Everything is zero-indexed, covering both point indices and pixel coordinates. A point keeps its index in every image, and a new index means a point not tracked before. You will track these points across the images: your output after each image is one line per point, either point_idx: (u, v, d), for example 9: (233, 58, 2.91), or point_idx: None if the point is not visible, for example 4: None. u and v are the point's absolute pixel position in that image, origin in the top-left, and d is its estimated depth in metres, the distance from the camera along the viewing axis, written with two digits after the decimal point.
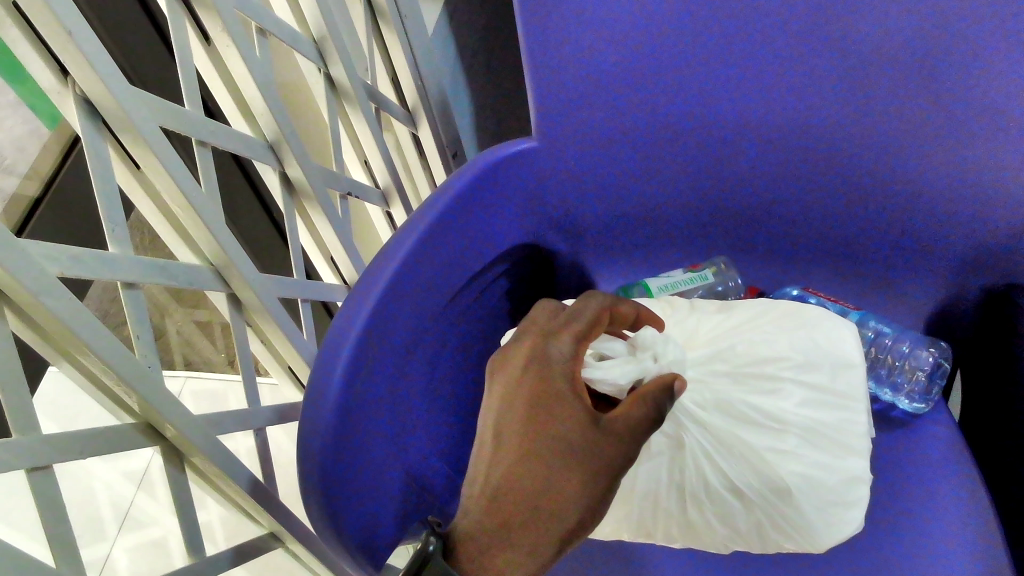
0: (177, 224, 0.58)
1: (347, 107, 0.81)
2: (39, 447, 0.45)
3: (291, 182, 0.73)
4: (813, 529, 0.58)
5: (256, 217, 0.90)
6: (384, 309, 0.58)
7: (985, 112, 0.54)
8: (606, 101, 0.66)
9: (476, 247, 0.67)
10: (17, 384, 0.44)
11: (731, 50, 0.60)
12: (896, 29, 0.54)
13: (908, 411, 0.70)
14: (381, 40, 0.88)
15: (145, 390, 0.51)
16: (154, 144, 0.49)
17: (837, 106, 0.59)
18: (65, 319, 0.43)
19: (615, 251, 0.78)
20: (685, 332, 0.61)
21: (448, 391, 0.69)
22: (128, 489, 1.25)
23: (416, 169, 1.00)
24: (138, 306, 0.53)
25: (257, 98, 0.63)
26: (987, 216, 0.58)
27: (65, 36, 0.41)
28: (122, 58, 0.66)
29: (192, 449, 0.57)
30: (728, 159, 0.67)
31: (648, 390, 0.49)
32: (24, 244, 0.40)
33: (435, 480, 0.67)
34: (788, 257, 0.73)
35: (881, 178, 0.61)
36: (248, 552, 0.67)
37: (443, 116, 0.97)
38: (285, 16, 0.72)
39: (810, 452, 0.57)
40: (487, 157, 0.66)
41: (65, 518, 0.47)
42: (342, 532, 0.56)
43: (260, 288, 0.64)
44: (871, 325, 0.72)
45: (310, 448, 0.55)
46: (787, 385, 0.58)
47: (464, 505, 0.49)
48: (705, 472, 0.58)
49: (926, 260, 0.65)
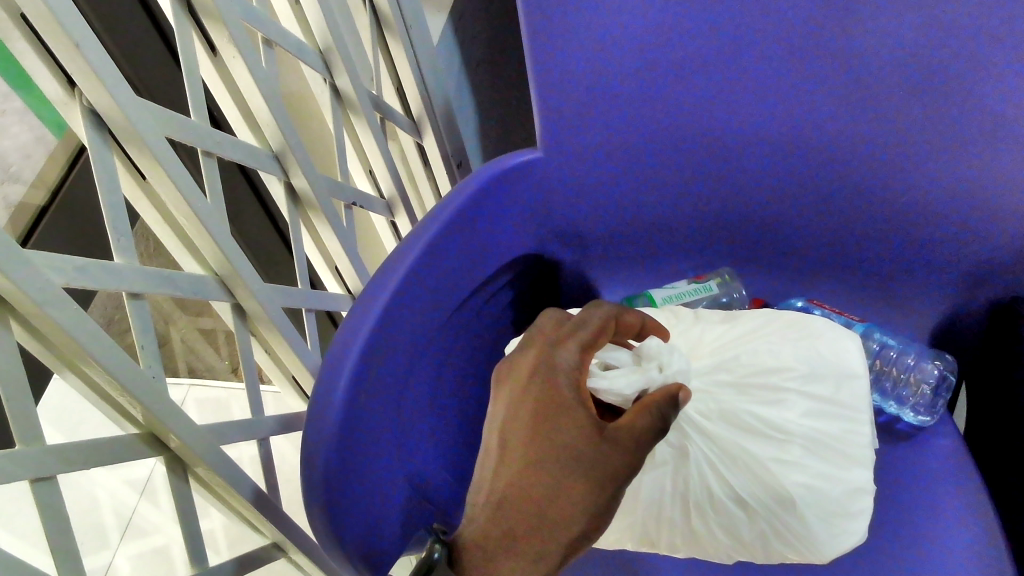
0: (182, 234, 0.58)
1: (352, 117, 0.81)
2: (41, 457, 0.45)
3: (296, 193, 0.73)
4: (819, 540, 0.57)
5: (262, 226, 0.91)
6: (388, 320, 0.58)
7: (989, 126, 0.54)
8: (610, 113, 0.66)
9: (480, 255, 0.67)
10: (21, 395, 0.44)
11: (736, 61, 0.60)
12: (898, 42, 0.54)
13: (913, 423, 0.70)
14: (387, 50, 0.88)
15: (150, 400, 0.51)
16: (159, 153, 0.49)
17: (841, 118, 0.59)
18: (68, 328, 0.43)
19: (619, 260, 0.78)
20: (689, 342, 0.61)
21: (453, 400, 0.69)
22: (131, 497, 1.24)
23: (422, 179, 1.00)
24: (143, 316, 0.53)
25: (262, 108, 0.63)
26: (993, 230, 0.58)
27: (72, 47, 0.42)
28: (127, 67, 0.66)
29: (196, 459, 0.57)
30: (732, 171, 0.67)
31: (653, 399, 0.48)
32: (28, 254, 0.40)
33: (439, 490, 0.66)
34: (793, 268, 0.73)
35: (886, 191, 0.61)
36: (251, 562, 0.67)
37: (448, 126, 0.97)
38: (292, 27, 0.73)
39: (815, 463, 0.57)
40: (493, 166, 0.66)
41: (69, 528, 0.47)
42: (345, 542, 0.56)
43: (265, 298, 0.64)
44: (876, 337, 0.72)
45: (313, 459, 0.55)
46: (791, 396, 0.57)
47: (470, 513, 0.49)
48: (709, 482, 0.58)
49: (930, 273, 0.65)
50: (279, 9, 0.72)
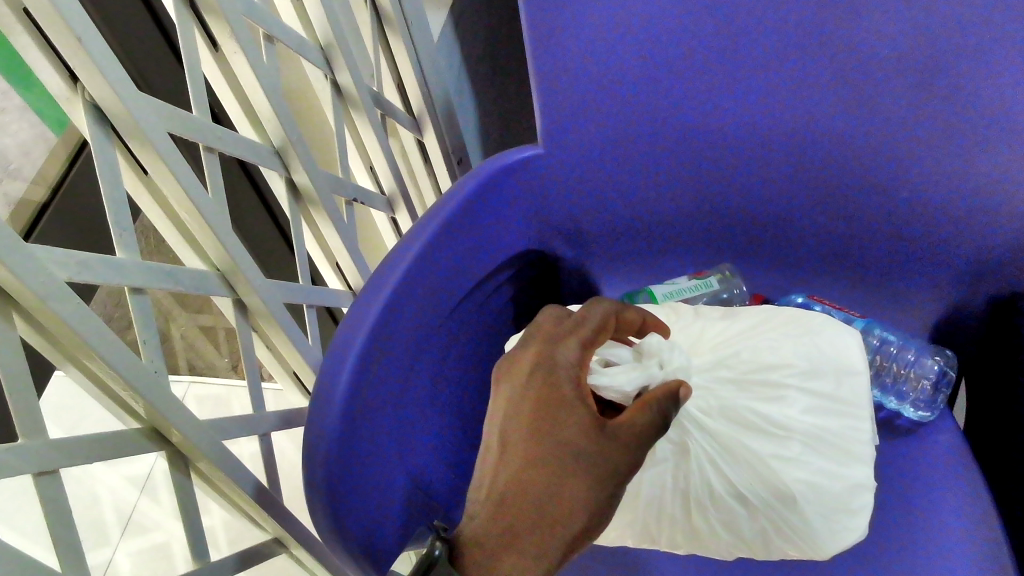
0: (184, 229, 0.58)
1: (352, 112, 0.81)
2: (44, 451, 0.45)
3: (297, 188, 0.73)
4: (819, 537, 0.57)
5: (262, 222, 0.91)
6: (389, 316, 0.58)
7: (990, 120, 0.54)
8: (611, 109, 0.66)
9: (481, 252, 0.67)
10: (24, 389, 0.44)
11: (736, 56, 0.60)
12: (898, 38, 0.54)
13: (913, 419, 0.70)
14: (388, 45, 0.88)
15: (151, 395, 0.51)
16: (161, 148, 0.49)
17: (842, 113, 0.59)
18: (71, 322, 0.43)
19: (619, 257, 0.78)
20: (689, 338, 0.61)
21: (454, 396, 0.69)
22: (131, 493, 1.25)
23: (422, 175, 1.01)
24: (144, 311, 0.53)
25: (263, 104, 0.63)
26: (992, 225, 0.58)
27: (75, 41, 0.42)
28: (127, 62, 0.66)
29: (197, 454, 0.57)
30: (732, 167, 0.67)
31: (653, 396, 0.49)
32: (32, 247, 0.40)
33: (439, 486, 0.67)
34: (794, 264, 0.73)
35: (887, 186, 0.61)
36: (252, 558, 0.67)
37: (448, 123, 0.97)
38: (293, 23, 0.72)
39: (815, 460, 0.57)
40: (493, 163, 0.66)
41: (71, 522, 0.47)
42: (346, 537, 0.56)
43: (266, 294, 0.64)
44: (877, 333, 0.72)
45: (314, 454, 0.55)
46: (791, 392, 0.57)
47: (471, 509, 0.49)
48: (709, 478, 0.58)
49: (931, 269, 0.65)
50: (280, 6, 0.72)
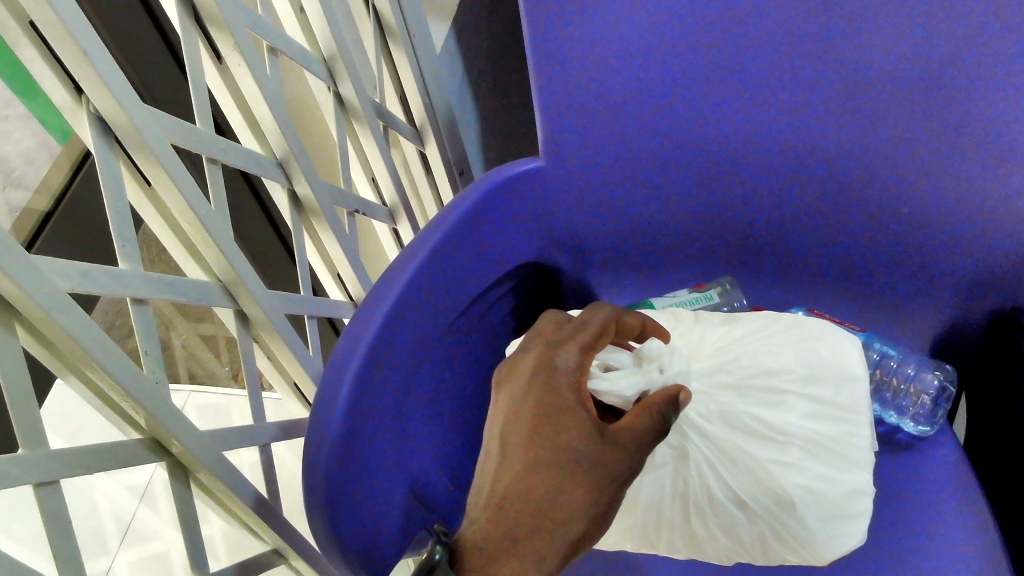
0: (186, 240, 0.58)
1: (355, 123, 0.82)
2: (44, 462, 0.45)
3: (299, 199, 0.73)
4: (818, 541, 0.57)
5: (264, 231, 0.91)
6: (392, 322, 0.58)
7: (989, 135, 0.54)
8: (613, 121, 0.66)
9: (484, 260, 0.68)
10: (25, 400, 0.44)
11: (736, 71, 0.61)
12: (895, 54, 0.55)
13: (913, 434, 0.70)
14: (389, 57, 0.89)
15: (152, 405, 0.51)
16: (164, 159, 0.50)
17: (839, 127, 0.60)
18: (74, 333, 0.43)
19: (620, 268, 0.78)
20: (690, 344, 0.61)
21: (454, 405, 0.69)
22: (131, 502, 1.24)
23: (422, 185, 1.01)
24: (147, 322, 0.53)
25: (267, 115, 0.63)
26: (991, 236, 0.59)
27: (80, 54, 0.42)
28: (132, 74, 0.67)
29: (197, 465, 0.57)
30: (733, 178, 0.67)
31: (653, 400, 0.48)
32: (36, 260, 0.41)
33: (438, 496, 0.66)
34: (793, 276, 0.73)
35: (887, 199, 0.61)
36: (252, 568, 0.66)
37: (450, 133, 0.98)
38: (297, 36, 0.73)
39: (815, 465, 0.57)
40: (498, 172, 0.66)
41: (70, 532, 0.47)
42: (345, 547, 0.56)
43: (266, 303, 0.64)
44: (877, 347, 0.72)
45: (313, 464, 0.55)
46: (791, 398, 0.57)
47: (471, 513, 0.49)
48: (708, 484, 0.58)
49: (929, 284, 0.65)
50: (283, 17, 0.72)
